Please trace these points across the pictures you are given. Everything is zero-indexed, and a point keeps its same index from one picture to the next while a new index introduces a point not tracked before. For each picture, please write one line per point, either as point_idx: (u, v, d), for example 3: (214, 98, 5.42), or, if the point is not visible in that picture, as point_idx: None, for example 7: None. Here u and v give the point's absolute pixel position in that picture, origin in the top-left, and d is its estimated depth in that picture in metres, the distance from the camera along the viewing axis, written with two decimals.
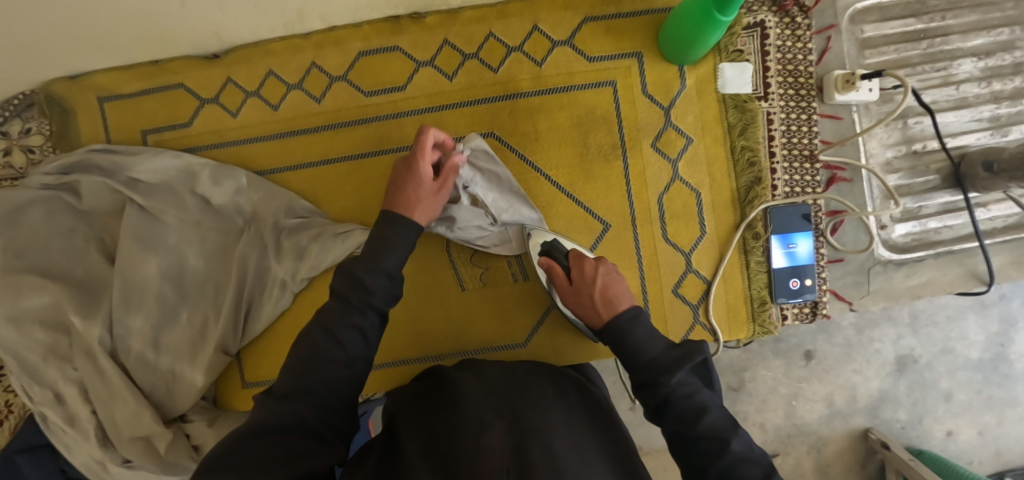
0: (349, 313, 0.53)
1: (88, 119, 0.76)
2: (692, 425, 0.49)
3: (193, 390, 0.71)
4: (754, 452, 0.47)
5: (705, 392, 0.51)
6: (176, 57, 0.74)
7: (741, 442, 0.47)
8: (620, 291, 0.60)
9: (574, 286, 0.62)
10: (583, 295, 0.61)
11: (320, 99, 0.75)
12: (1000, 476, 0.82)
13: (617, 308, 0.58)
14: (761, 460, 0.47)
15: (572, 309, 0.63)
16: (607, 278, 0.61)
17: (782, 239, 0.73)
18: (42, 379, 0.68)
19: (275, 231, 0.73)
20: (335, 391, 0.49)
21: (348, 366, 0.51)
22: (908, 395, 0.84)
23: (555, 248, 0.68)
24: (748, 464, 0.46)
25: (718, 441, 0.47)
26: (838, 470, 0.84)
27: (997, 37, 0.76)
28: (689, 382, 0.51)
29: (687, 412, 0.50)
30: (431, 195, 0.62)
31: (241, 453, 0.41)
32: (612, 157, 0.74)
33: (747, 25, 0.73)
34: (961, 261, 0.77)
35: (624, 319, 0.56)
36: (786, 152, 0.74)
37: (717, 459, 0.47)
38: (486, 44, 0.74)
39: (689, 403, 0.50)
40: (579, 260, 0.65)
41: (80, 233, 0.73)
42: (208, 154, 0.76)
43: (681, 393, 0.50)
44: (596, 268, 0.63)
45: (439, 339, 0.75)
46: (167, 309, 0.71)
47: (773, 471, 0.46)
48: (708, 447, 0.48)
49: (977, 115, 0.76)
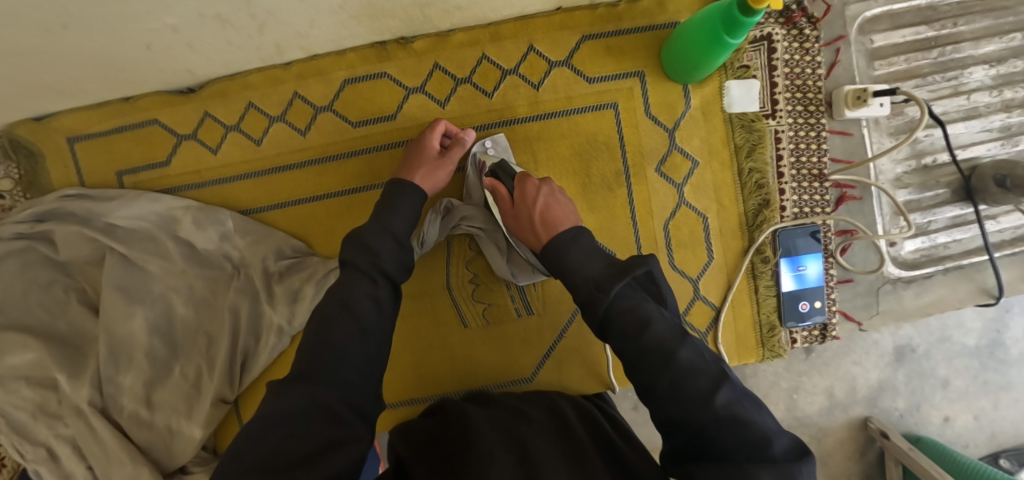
0: (358, 281, 0.53)
1: (59, 163, 0.72)
2: (635, 341, 0.44)
3: (192, 444, 0.68)
4: (705, 360, 0.44)
5: (650, 302, 0.46)
6: (147, 93, 0.70)
7: (688, 351, 0.44)
8: (560, 213, 0.58)
9: (515, 209, 0.61)
10: (523, 217, 0.60)
11: (305, 132, 0.71)
12: (996, 459, 0.83)
13: (555, 229, 0.56)
14: (711, 368, 0.43)
15: (514, 233, 0.62)
16: (549, 199, 0.59)
17: (791, 262, 0.71)
18: (32, 439, 0.65)
19: (264, 276, 0.70)
20: (356, 367, 0.48)
21: (364, 337, 0.50)
22: (907, 384, 0.83)
23: (503, 169, 0.65)
24: (694, 375, 0.42)
25: (664, 354, 0.43)
26: (838, 459, 0.83)
27: (1010, 43, 0.73)
28: (630, 296, 0.47)
29: (630, 327, 0.45)
30: (432, 161, 0.65)
31: (253, 446, 0.41)
32: (616, 185, 0.71)
33: (754, 40, 0.69)
34: (971, 276, 0.76)
35: (562, 237, 0.54)
36: (795, 171, 0.71)
37: (663, 372, 0.43)
38: (479, 68, 0.70)
39: (631, 317, 0.45)
40: (521, 179, 0.62)
41: (59, 283, 0.69)
42: (189, 194, 0.73)
43: (622, 309, 0.46)
44: (539, 189, 0.61)
45: (443, 379, 0.73)
46: (159, 364, 0.68)
47: (727, 377, 0.43)
48: (652, 362, 0.44)
49: (988, 125, 0.73)
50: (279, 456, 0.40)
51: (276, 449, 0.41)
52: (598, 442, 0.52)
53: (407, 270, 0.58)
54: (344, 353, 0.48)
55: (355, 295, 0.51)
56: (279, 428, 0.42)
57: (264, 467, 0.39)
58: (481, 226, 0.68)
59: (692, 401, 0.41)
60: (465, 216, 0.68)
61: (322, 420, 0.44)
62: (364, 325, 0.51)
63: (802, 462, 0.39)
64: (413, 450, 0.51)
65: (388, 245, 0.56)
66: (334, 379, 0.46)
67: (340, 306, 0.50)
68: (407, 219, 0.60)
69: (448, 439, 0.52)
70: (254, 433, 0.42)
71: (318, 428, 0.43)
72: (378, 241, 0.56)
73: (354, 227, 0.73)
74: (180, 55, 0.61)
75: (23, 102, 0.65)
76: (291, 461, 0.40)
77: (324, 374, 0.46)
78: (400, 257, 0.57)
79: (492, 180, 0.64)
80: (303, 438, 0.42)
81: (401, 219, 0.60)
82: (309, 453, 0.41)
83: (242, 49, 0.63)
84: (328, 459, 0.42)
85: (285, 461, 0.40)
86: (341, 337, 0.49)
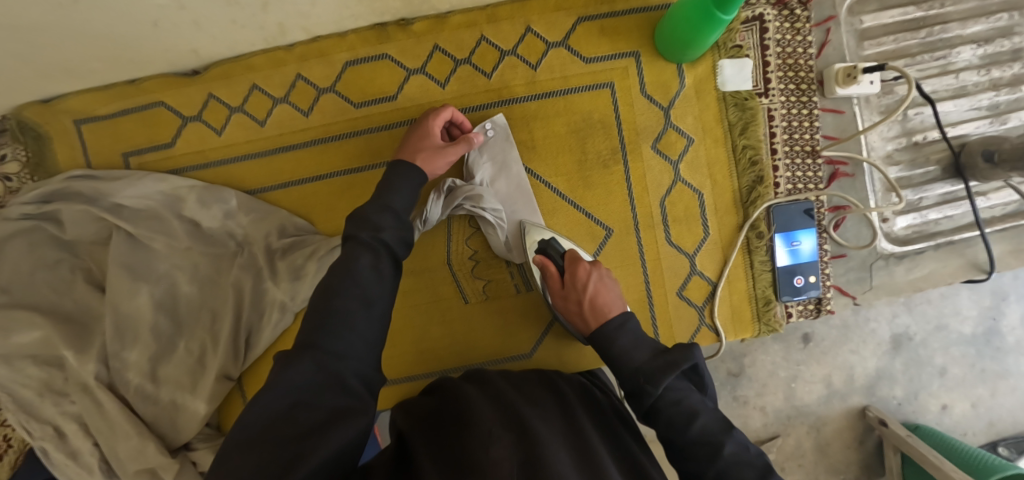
0: (358, 252, 0.54)
1: (65, 145, 0.73)
2: (682, 432, 0.50)
3: (197, 420, 0.69)
4: (750, 453, 0.49)
5: (695, 396, 0.52)
6: (153, 75, 0.71)
7: (734, 445, 0.48)
8: (609, 300, 0.61)
9: (565, 290, 0.64)
10: (571, 299, 0.64)
11: (307, 113, 0.73)
12: (993, 447, 0.84)
13: (605, 316, 0.61)
14: (755, 461, 0.48)
15: (559, 308, 0.66)
16: (599, 285, 0.63)
17: (785, 237, 0.73)
18: (40, 415, 0.66)
19: (268, 254, 0.71)
20: (359, 332, 0.49)
21: (366, 303, 0.51)
22: (904, 373, 0.84)
23: (552, 246, 0.68)
24: (739, 468, 0.47)
25: (711, 447, 0.49)
26: (837, 447, 0.84)
27: (996, 23, 0.75)
28: (678, 388, 0.52)
29: (678, 419, 0.50)
30: (434, 147, 0.66)
31: (263, 413, 0.43)
32: (612, 162, 0.73)
33: (745, 20, 0.71)
34: (962, 252, 0.78)
35: (611, 326, 0.58)
36: (787, 148, 0.73)
37: (710, 464, 0.48)
38: (478, 49, 0.71)
39: (678, 409, 0.51)
40: (572, 261, 0.65)
41: (66, 263, 0.70)
42: (194, 174, 0.74)
43: (670, 400, 0.51)
44: (590, 273, 0.63)
45: (443, 354, 0.74)
46: (164, 340, 0.69)
47: (768, 469, 0.48)
48: (699, 453, 0.49)
49: (976, 104, 0.75)
50: (289, 423, 0.42)
51: (286, 417, 0.42)
52: (595, 417, 0.54)
53: (407, 243, 0.60)
54: (347, 318, 0.49)
55: (358, 263, 0.53)
56: (289, 395, 0.44)
57: (274, 436, 0.41)
58: (484, 205, 0.68)
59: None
60: (468, 196, 0.68)
61: (332, 388, 0.45)
62: (366, 292, 0.52)
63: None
64: (416, 421, 0.52)
65: (387, 219, 0.58)
66: (337, 342, 0.48)
67: (344, 274, 0.52)
68: (405, 195, 0.61)
69: (448, 410, 0.53)
70: (263, 402, 0.43)
71: (328, 396, 0.44)
72: (377, 215, 0.57)
73: (355, 207, 0.74)
74: (186, 34, 0.62)
75: (31, 82, 0.66)
76: (303, 429, 0.42)
77: (327, 337, 0.48)
78: (397, 228, 0.59)
79: (542, 257, 0.67)
80: (315, 407, 0.44)
81: (398, 194, 0.61)
82: (318, 421, 0.43)
83: (246, 28, 0.64)
84: (337, 428, 0.42)
85: (297, 430, 0.41)
86: (343, 303, 0.50)
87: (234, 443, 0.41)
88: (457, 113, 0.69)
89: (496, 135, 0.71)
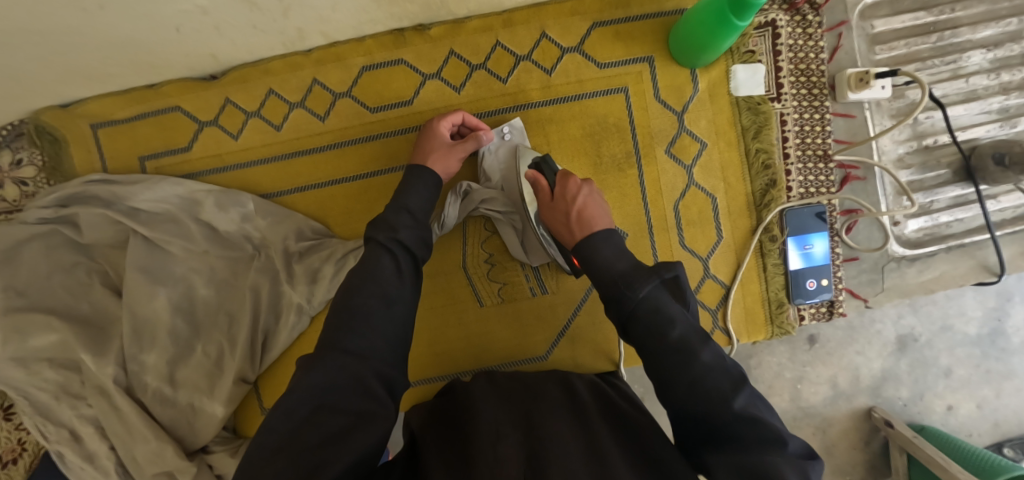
0: (379, 255, 0.55)
1: (82, 149, 0.74)
2: (659, 339, 0.46)
3: (214, 422, 0.70)
4: (724, 362, 0.45)
5: (675, 306, 0.47)
6: (171, 80, 0.72)
7: (710, 353, 0.45)
8: (596, 213, 0.59)
9: (553, 202, 0.62)
10: (559, 211, 0.61)
11: (323, 117, 0.73)
12: (999, 448, 0.84)
13: (590, 227, 0.58)
14: (731, 371, 0.44)
15: (546, 223, 0.64)
16: (587, 199, 0.61)
17: (798, 241, 0.73)
18: (57, 419, 0.67)
19: (285, 257, 0.72)
20: (380, 335, 0.50)
21: (388, 304, 0.52)
22: (909, 374, 0.85)
23: (546, 162, 0.66)
24: (714, 376, 0.43)
25: (686, 354, 0.44)
26: (843, 448, 0.85)
27: (1006, 27, 0.75)
28: (657, 297, 0.48)
29: (655, 325, 0.46)
30: (445, 147, 0.67)
31: (286, 420, 0.42)
32: (626, 166, 0.73)
33: (758, 25, 0.71)
34: (972, 254, 0.78)
35: (596, 236, 0.56)
36: (800, 152, 0.73)
37: (685, 370, 0.44)
38: (493, 54, 0.72)
39: (656, 316, 0.47)
40: (564, 177, 0.64)
41: (82, 266, 0.71)
42: (210, 178, 0.75)
43: (648, 309, 0.47)
44: (580, 188, 0.62)
45: (459, 358, 0.75)
46: (181, 343, 0.70)
47: (743, 380, 0.44)
48: (674, 362, 0.45)
49: (987, 107, 0.76)
50: (313, 429, 0.42)
51: (310, 423, 0.43)
52: (611, 411, 0.52)
53: (425, 244, 0.60)
54: (369, 319, 0.50)
55: (377, 265, 0.54)
56: (312, 401, 0.44)
57: (296, 444, 0.41)
58: (498, 208, 0.69)
59: (711, 400, 0.42)
60: (484, 199, 0.69)
61: (355, 392, 0.46)
62: (389, 294, 0.53)
63: (814, 467, 0.40)
64: (433, 421, 0.53)
65: (405, 221, 0.59)
66: (361, 344, 0.48)
67: (366, 276, 0.53)
68: (422, 197, 0.62)
69: (458, 408, 0.53)
70: (288, 407, 0.43)
71: (352, 400, 0.45)
72: (396, 217, 0.58)
73: (371, 211, 0.75)
74: (207, 40, 0.63)
75: (51, 87, 0.66)
76: (328, 434, 0.42)
77: (350, 339, 0.48)
78: (415, 229, 0.59)
79: (534, 173, 0.65)
80: (337, 411, 0.44)
81: (417, 197, 0.62)
82: (342, 427, 0.43)
83: (266, 34, 0.65)
84: (359, 436, 0.43)
85: (322, 434, 0.42)
86: (367, 305, 0.51)
87: (256, 454, 0.41)
88: (469, 116, 0.70)
89: (513, 137, 0.71)
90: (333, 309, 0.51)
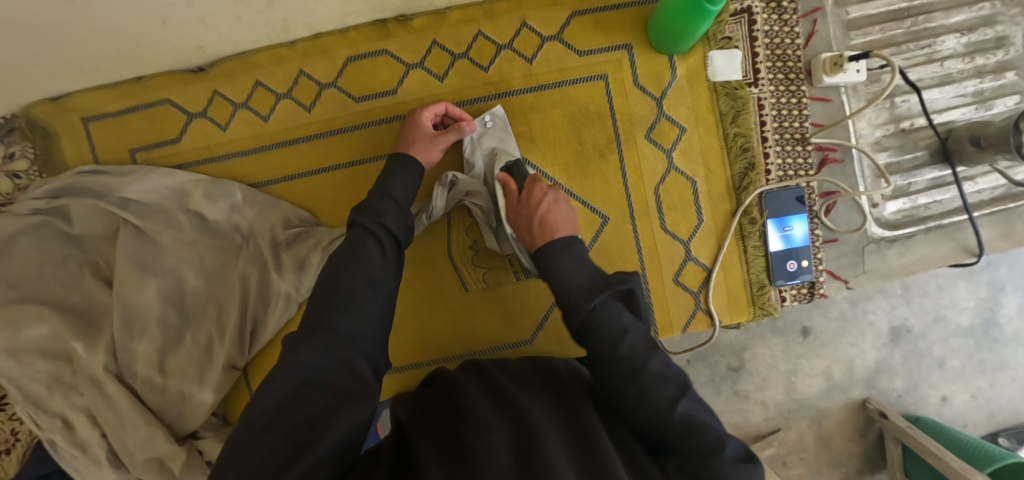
0: (363, 238, 0.56)
1: (73, 142, 0.75)
2: (610, 350, 0.48)
3: (204, 409, 0.71)
4: (670, 370, 0.48)
5: (627, 316, 0.50)
6: (160, 73, 0.73)
7: (658, 361, 0.48)
8: (560, 220, 0.62)
9: (518, 207, 0.65)
10: (523, 216, 0.64)
11: (309, 108, 0.75)
12: (994, 437, 0.85)
13: (551, 234, 0.61)
14: (675, 378, 0.47)
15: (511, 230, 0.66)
16: (551, 204, 0.64)
17: (777, 223, 0.75)
18: (49, 408, 0.67)
19: (273, 245, 0.73)
20: (362, 313, 0.51)
21: (371, 283, 0.53)
22: (903, 365, 0.85)
23: (518, 168, 0.70)
24: (659, 384, 0.46)
25: (636, 364, 0.47)
26: (839, 441, 0.85)
27: (980, 12, 0.77)
28: (609, 307, 0.51)
29: (607, 335, 0.49)
30: (428, 137, 0.68)
31: (271, 399, 0.43)
32: (608, 151, 0.74)
33: (734, 12, 0.73)
34: (952, 235, 0.79)
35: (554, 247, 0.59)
36: (778, 136, 0.75)
37: (632, 381, 0.46)
38: (475, 43, 0.73)
39: (609, 326, 0.49)
40: (533, 181, 0.67)
41: (73, 258, 0.71)
42: (199, 169, 0.76)
43: (600, 318, 0.50)
44: (545, 193, 0.65)
45: (447, 343, 0.76)
46: (171, 331, 0.71)
47: (686, 387, 0.47)
48: (622, 369, 0.47)
49: (963, 90, 0.77)
50: (298, 407, 0.43)
51: (296, 402, 0.43)
52: (593, 384, 0.53)
53: (409, 229, 0.62)
54: (352, 298, 0.51)
55: (360, 246, 0.55)
56: (297, 381, 0.44)
57: (282, 424, 0.41)
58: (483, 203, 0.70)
59: (656, 408, 0.45)
60: (469, 193, 0.70)
61: (340, 370, 0.46)
62: (373, 275, 0.54)
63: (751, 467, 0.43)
64: (418, 406, 0.53)
65: (389, 206, 0.60)
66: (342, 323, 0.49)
67: (349, 257, 0.54)
68: (405, 184, 0.64)
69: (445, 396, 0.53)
70: (272, 388, 0.43)
71: (337, 378, 0.46)
72: (381, 203, 0.60)
73: (358, 200, 0.76)
74: (193, 32, 0.64)
75: (42, 80, 0.68)
76: (312, 413, 0.42)
77: (331, 318, 0.49)
78: (399, 213, 0.61)
79: (506, 175, 0.68)
80: (321, 389, 0.45)
81: (400, 183, 0.63)
82: (328, 404, 0.44)
83: (251, 25, 0.66)
84: (345, 412, 0.43)
85: (308, 413, 0.42)
86: (350, 285, 0.52)
87: (241, 438, 0.41)
88: (453, 107, 0.71)
89: (495, 125, 0.73)
90: (318, 290, 0.52)
